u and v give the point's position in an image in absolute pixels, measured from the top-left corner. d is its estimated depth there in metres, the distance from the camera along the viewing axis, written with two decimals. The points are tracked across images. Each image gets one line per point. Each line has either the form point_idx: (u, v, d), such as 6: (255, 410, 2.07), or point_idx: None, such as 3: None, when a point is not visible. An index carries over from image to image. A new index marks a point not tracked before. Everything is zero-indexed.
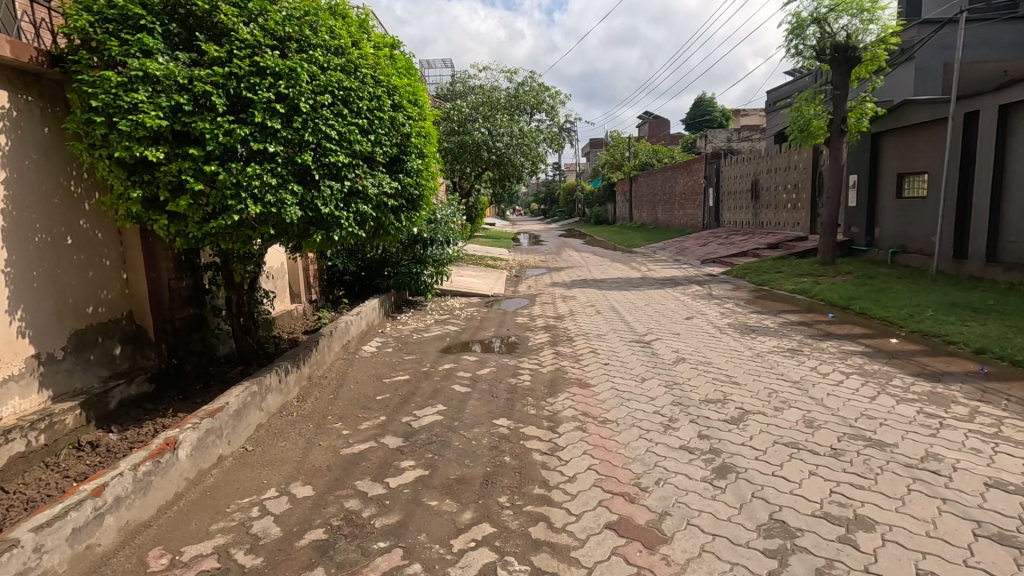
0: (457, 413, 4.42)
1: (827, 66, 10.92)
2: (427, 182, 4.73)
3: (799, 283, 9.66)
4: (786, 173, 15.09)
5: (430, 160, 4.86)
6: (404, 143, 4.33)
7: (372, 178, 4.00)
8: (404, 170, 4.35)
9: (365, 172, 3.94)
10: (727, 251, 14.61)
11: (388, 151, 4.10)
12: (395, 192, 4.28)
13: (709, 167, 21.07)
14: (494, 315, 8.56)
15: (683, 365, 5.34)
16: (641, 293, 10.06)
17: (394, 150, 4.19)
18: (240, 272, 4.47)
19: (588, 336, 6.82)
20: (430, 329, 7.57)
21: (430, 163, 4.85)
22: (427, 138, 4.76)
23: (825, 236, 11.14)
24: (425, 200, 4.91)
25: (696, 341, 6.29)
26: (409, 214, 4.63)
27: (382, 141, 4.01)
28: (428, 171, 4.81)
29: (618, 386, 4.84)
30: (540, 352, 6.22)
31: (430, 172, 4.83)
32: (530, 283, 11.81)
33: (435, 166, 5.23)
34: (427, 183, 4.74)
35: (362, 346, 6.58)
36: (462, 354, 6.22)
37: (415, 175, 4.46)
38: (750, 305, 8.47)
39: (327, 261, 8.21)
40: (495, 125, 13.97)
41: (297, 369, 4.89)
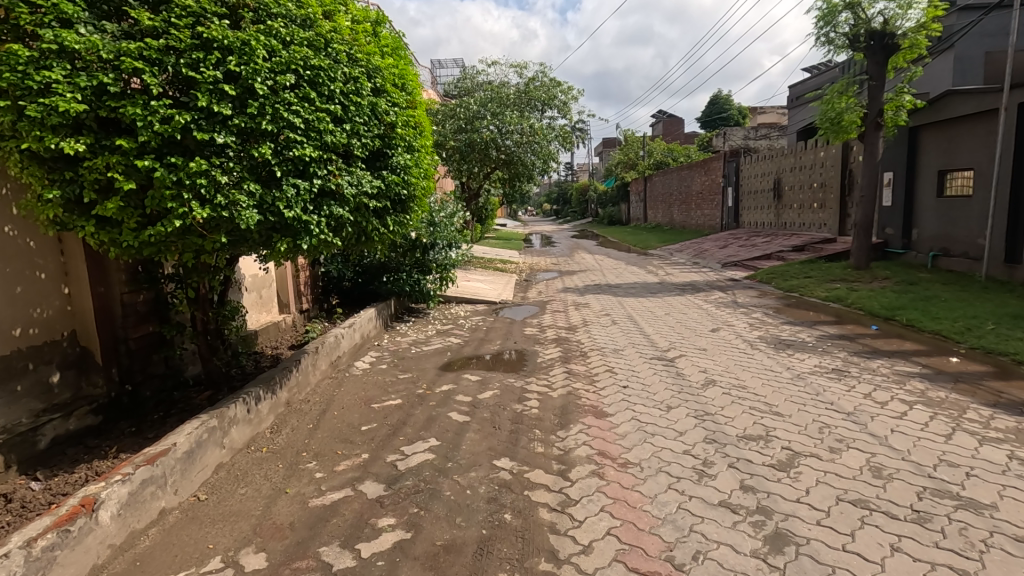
0: (452, 449, 3.79)
1: (860, 55, 10.16)
2: (418, 182, 4.12)
3: (833, 290, 8.91)
4: (812, 171, 14.26)
5: (423, 156, 4.25)
6: (389, 135, 3.73)
7: (349, 174, 3.40)
8: (390, 167, 3.75)
9: (340, 168, 3.33)
10: (749, 254, 13.83)
11: (367, 144, 3.49)
12: (379, 193, 3.68)
13: (729, 166, 20.25)
14: (501, 325, 7.93)
15: (713, 390, 4.66)
16: (660, 300, 9.37)
17: (376, 142, 3.59)
18: (196, 286, 3.86)
19: (603, 351, 6.15)
20: (431, 342, 6.95)
21: (422, 159, 4.23)
22: (417, 130, 4.15)
23: (858, 238, 10.35)
24: (417, 202, 4.31)
25: (725, 359, 5.58)
26: (397, 218, 4.02)
27: (360, 132, 3.41)
28: (421, 168, 4.20)
29: (640, 417, 4.18)
30: (550, 370, 5.57)
31: (423, 170, 4.22)
32: (540, 289, 11.17)
33: (429, 163, 4.61)
34: (418, 182, 4.12)
35: (354, 361, 5.98)
36: (464, 373, 5.58)
37: (403, 172, 3.86)
38: (781, 314, 7.73)
39: (321, 267, 7.64)
40: (504, 122, 13.33)
41: (272, 394, 4.29)
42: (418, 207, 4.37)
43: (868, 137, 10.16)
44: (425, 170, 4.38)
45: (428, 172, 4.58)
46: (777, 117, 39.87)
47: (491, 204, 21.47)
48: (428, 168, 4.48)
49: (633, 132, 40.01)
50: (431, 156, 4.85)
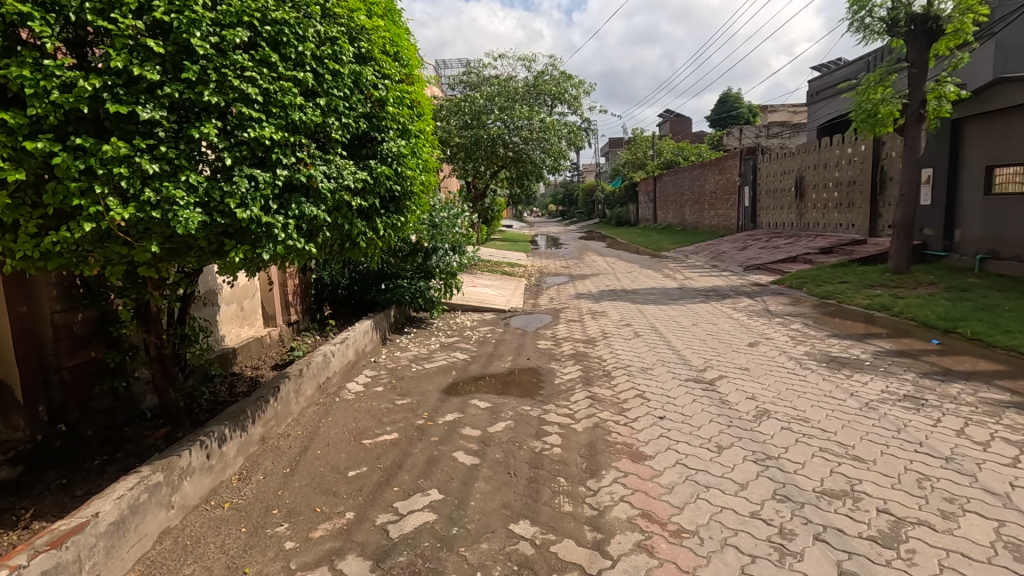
0: (458, 506, 3.05)
1: (899, 41, 9.35)
2: (417, 176, 3.39)
3: (875, 297, 8.12)
4: (839, 168, 13.45)
5: (422, 145, 3.52)
6: (380, 115, 3.01)
7: (326, 164, 2.68)
8: (381, 156, 3.03)
9: (313, 155, 2.61)
10: (772, 256, 13.04)
11: (350, 126, 2.78)
12: (366, 189, 2.96)
13: (745, 164, 19.42)
14: (511, 337, 7.18)
15: (769, 425, 3.90)
16: (683, 308, 8.60)
17: (361, 123, 2.87)
18: (128, 306, 3.06)
19: (630, 370, 5.39)
20: (434, 358, 6.21)
21: (421, 146, 3.48)
22: (414, 110, 3.41)
23: (898, 239, 9.52)
24: (415, 200, 3.58)
25: (774, 381, 4.83)
26: (391, 220, 3.29)
27: (340, 109, 2.70)
28: (420, 158, 3.48)
29: (688, 462, 3.43)
30: (571, 394, 4.82)
31: (421, 161, 3.48)
32: (552, 295, 10.43)
33: (431, 155, 3.89)
34: (415, 174, 3.38)
35: (346, 383, 5.26)
36: (472, 398, 4.83)
37: (397, 164, 3.13)
38: (823, 326, 6.94)
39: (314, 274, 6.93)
40: (512, 117, 12.59)
41: (241, 432, 3.55)
42: (416, 206, 3.65)
43: (908, 130, 9.34)
44: (425, 163, 3.66)
45: (430, 164, 3.85)
46: (787, 115, 38.95)
47: (498, 204, 20.74)
48: (429, 160, 3.77)
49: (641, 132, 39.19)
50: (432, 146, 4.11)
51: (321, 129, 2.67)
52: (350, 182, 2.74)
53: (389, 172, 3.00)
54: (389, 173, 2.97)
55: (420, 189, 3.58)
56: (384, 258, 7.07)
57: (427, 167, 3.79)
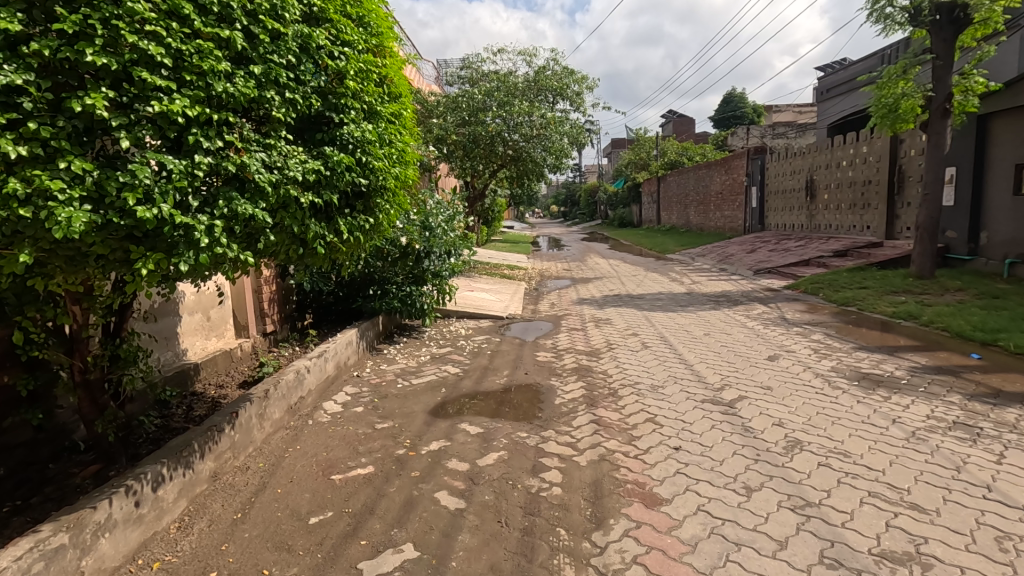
0: (434, 569, 2.51)
1: (921, 32, 8.77)
2: (391, 170, 2.89)
3: (899, 305, 7.57)
4: (853, 168, 12.88)
5: (396, 134, 3.04)
6: (337, 93, 2.56)
7: (266, 151, 2.19)
8: (341, 143, 2.55)
9: (248, 138, 2.13)
10: (783, 259, 12.50)
11: (297, 102, 2.32)
12: (322, 182, 2.47)
13: (753, 163, 18.86)
14: (508, 347, 6.63)
15: (803, 460, 3.35)
16: (693, 315, 8.04)
17: (312, 101, 2.42)
18: (34, 327, 2.54)
19: (639, 389, 4.86)
20: (424, 373, 5.67)
21: (395, 134, 3.01)
22: (384, 89, 2.96)
23: (922, 242, 8.94)
24: (391, 200, 3.08)
25: (803, 404, 4.28)
26: (358, 222, 2.77)
27: (282, 81, 2.24)
28: (395, 150, 2.99)
29: (710, 508, 2.89)
30: (573, 418, 4.28)
31: (396, 152, 2.99)
32: (552, 300, 9.88)
33: (410, 150, 3.40)
34: (389, 168, 2.88)
35: (323, 402, 4.73)
36: (461, 422, 4.29)
37: (362, 153, 2.65)
38: (847, 337, 6.39)
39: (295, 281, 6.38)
40: (511, 114, 12.01)
41: (184, 471, 3.01)
42: (392, 208, 3.16)
43: (932, 125, 8.78)
44: (402, 156, 3.18)
45: (409, 160, 3.36)
46: (793, 115, 38.28)
47: (498, 205, 20.22)
48: (408, 155, 3.28)
49: (645, 132, 38.67)
50: (412, 138, 3.64)
51: (258, 107, 2.21)
52: (297, 172, 2.24)
53: (351, 161, 2.51)
54: (351, 163, 2.48)
55: (397, 187, 3.08)
56: (370, 262, 6.53)
57: (406, 163, 3.30)
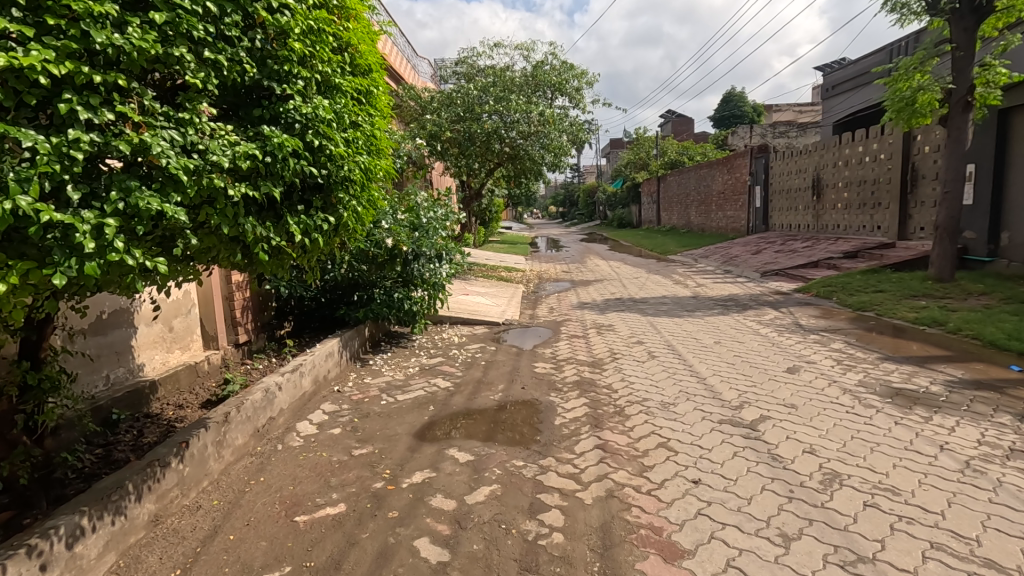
0: None
1: (939, 22, 8.32)
2: (354, 159, 2.72)
3: (921, 310, 7.11)
4: (863, 166, 12.42)
5: (358, 116, 2.88)
6: (277, 60, 2.42)
7: (179, 126, 2.01)
8: (286, 123, 2.43)
9: (151, 110, 1.91)
10: (790, 261, 12.04)
11: (223, 66, 2.17)
12: (263, 170, 2.29)
13: (757, 162, 18.40)
14: (504, 358, 6.15)
15: (846, 499, 2.87)
16: (701, 321, 7.56)
17: (246, 67, 2.28)
18: None
19: (648, 407, 4.38)
20: (411, 387, 5.18)
21: (353, 112, 2.78)
22: (343, 57, 2.81)
23: (941, 242, 8.47)
24: (360, 192, 2.91)
25: (836, 427, 3.78)
26: (314, 221, 2.60)
27: (195, 35, 2.03)
28: (356, 135, 2.80)
29: (742, 564, 2.41)
30: (575, 442, 3.79)
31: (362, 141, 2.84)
32: (552, 304, 9.40)
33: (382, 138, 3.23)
34: (351, 159, 2.72)
35: (296, 423, 4.25)
36: (449, 448, 3.81)
37: (314, 135, 2.50)
38: (870, 346, 5.92)
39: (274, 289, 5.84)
40: (508, 109, 11.54)
41: (113, 518, 2.53)
42: (361, 203, 2.99)
43: (951, 120, 8.31)
44: (369, 145, 3.01)
45: (380, 149, 3.18)
46: (793, 115, 37.88)
47: (495, 205, 19.89)
48: (378, 143, 3.10)
49: (644, 132, 38.24)
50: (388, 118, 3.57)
51: (167, 68, 2.03)
52: (218, 154, 2.03)
53: (297, 143, 2.31)
54: (298, 147, 2.30)
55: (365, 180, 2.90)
56: (354, 266, 6.02)
57: (377, 152, 3.15)
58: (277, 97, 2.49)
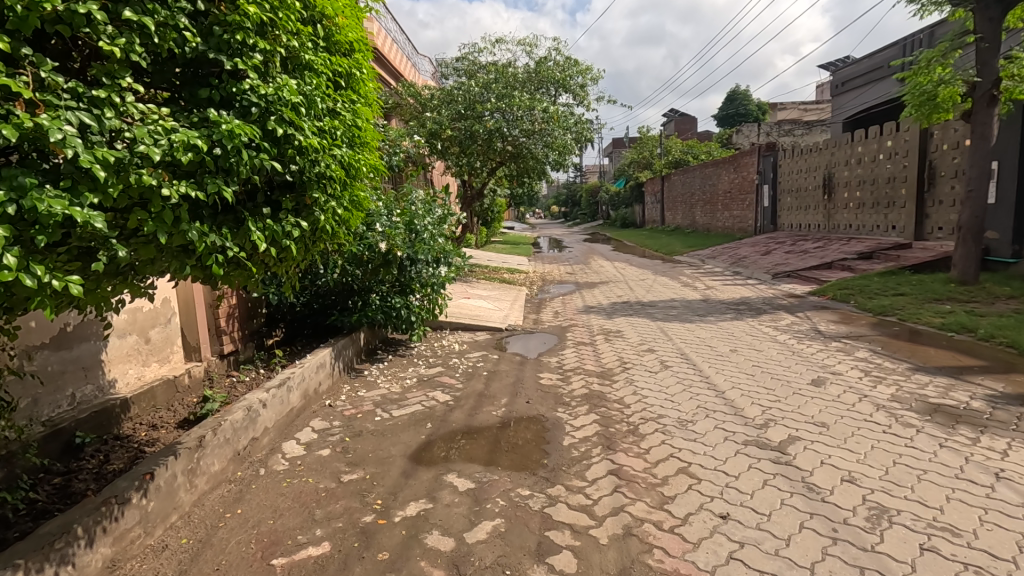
0: None
1: (962, 12, 7.94)
2: (331, 155, 2.56)
3: (947, 315, 6.74)
4: (876, 164, 12.03)
5: (332, 103, 2.71)
6: (227, 26, 2.18)
7: (92, 107, 1.75)
8: (242, 107, 2.21)
9: (52, 85, 1.66)
10: (803, 262, 11.65)
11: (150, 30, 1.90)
12: (209, 166, 2.07)
13: (764, 161, 18.02)
14: (507, 367, 5.80)
15: (897, 539, 2.52)
16: (714, 327, 7.19)
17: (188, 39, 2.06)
18: None
19: (664, 425, 4.03)
20: (408, 401, 4.83)
21: (325, 98, 2.63)
22: (313, 35, 2.64)
23: (965, 243, 8.09)
24: (339, 188, 2.74)
25: (875, 451, 3.41)
26: (283, 228, 2.41)
27: None
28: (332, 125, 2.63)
29: None
30: (587, 467, 3.45)
31: (342, 131, 2.69)
32: (556, 309, 9.05)
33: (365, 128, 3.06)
34: (330, 155, 2.57)
35: (282, 443, 3.91)
36: (448, 474, 3.46)
37: (280, 122, 2.29)
38: (897, 354, 5.56)
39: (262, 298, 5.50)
40: (510, 106, 11.19)
41: (56, 569, 2.19)
42: (342, 203, 2.81)
43: (976, 115, 7.93)
44: (348, 137, 2.84)
45: (363, 139, 3.02)
46: (798, 113, 37.41)
47: (497, 205, 19.59)
48: (360, 133, 2.93)
49: (648, 131, 37.87)
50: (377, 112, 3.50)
51: (75, 31, 1.76)
52: (145, 142, 1.81)
53: (251, 131, 2.09)
54: (253, 135, 2.08)
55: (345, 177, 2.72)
56: (347, 270, 5.66)
57: (358, 142, 2.98)
58: (228, 73, 2.27)
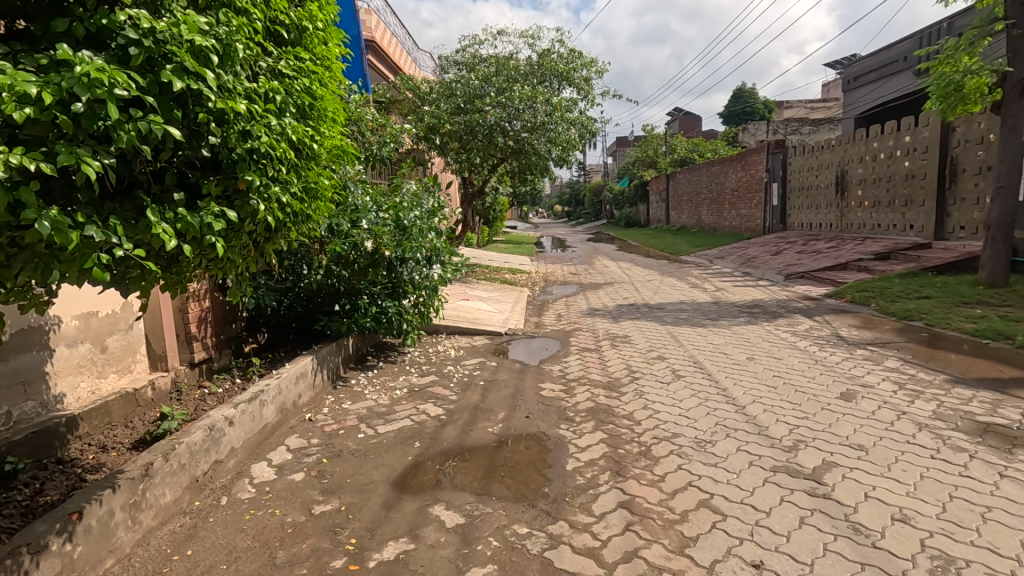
0: None
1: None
2: (261, 130, 2.17)
3: (979, 320, 6.28)
4: (893, 161, 11.54)
5: (259, 58, 2.35)
6: None
7: None
8: (118, 49, 1.80)
9: None
10: (816, 262, 11.19)
11: None
12: (71, 128, 1.67)
13: (773, 158, 17.53)
14: (506, 376, 5.37)
15: None
16: (728, 332, 6.74)
17: None
18: None
19: (680, 446, 3.59)
20: (396, 415, 4.39)
21: (249, 51, 2.23)
22: None
23: (993, 243, 7.62)
24: (281, 168, 2.39)
25: (925, 482, 2.97)
26: (199, 220, 2.04)
27: None
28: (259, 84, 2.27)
29: None
30: (594, 498, 3.01)
31: (279, 95, 2.35)
32: (559, 311, 8.62)
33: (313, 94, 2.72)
34: (261, 132, 2.17)
35: (251, 465, 3.49)
36: (435, 505, 3.03)
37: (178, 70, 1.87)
38: (931, 363, 5.10)
39: (239, 303, 5.05)
40: (512, 100, 10.77)
41: None
42: (289, 188, 2.46)
43: (1007, 107, 7.49)
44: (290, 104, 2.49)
45: (309, 105, 2.67)
46: (805, 111, 36.83)
47: (499, 204, 19.22)
48: (304, 97, 2.58)
49: (653, 129, 37.41)
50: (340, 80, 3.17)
51: None
52: None
53: (123, 76, 1.68)
54: (124, 81, 1.67)
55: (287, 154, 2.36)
56: (332, 271, 5.25)
57: (304, 109, 2.63)
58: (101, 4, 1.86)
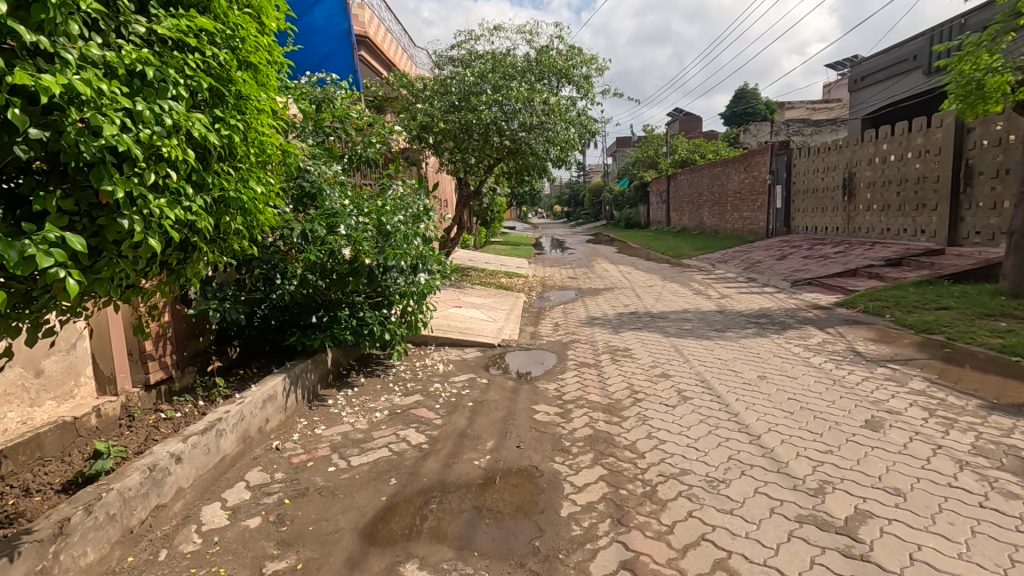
0: None
1: None
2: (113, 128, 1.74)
3: (1006, 334, 5.84)
4: (903, 163, 11.11)
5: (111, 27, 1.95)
6: None
7: None
8: None
9: None
10: (824, 268, 10.77)
11: None
12: None
13: (778, 159, 17.09)
14: (496, 395, 4.94)
15: None
16: (736, 345, 6.32)
17: None
18: None
19: (690, 488, 3.15)
20: (373, 444, 3.95)
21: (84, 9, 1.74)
22: None
23: (1016, 251, 7.17)
24: (169, 175, 2.07)
25: (980, 540, 2.54)
26: (19, 253, 1.62)
27: None
28: (117, 55, 1.86)
29: None
30: (592, 558, 2.57)
31: (147, 65, 1.94)
32: (557, 319, 8.19)
33: (213, 71, 2.32)
34: (107, 120, 1.74)
35: (201, 508, 3.05)
36: (406, 564, 2.59)
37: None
38: (961, 385, 4.67)
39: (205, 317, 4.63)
40: (509, 98, 10.35)
41: None
42: (181, 198, 2.14)
43: None
44: (176, 83, 2.08)
45: (209, 84, 2.27)
46: (806, 112, 36.46)
47: (497, 205, 18.84)
48: (198, 76, 2.17)
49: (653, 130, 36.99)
50: (275, 62, 2.81)
51: None
52: None
53: None
54: None
55: (173, 153, 2.00)
56: (308, 280, 4.82)
57: (200, 89, 2.24)
58: None
